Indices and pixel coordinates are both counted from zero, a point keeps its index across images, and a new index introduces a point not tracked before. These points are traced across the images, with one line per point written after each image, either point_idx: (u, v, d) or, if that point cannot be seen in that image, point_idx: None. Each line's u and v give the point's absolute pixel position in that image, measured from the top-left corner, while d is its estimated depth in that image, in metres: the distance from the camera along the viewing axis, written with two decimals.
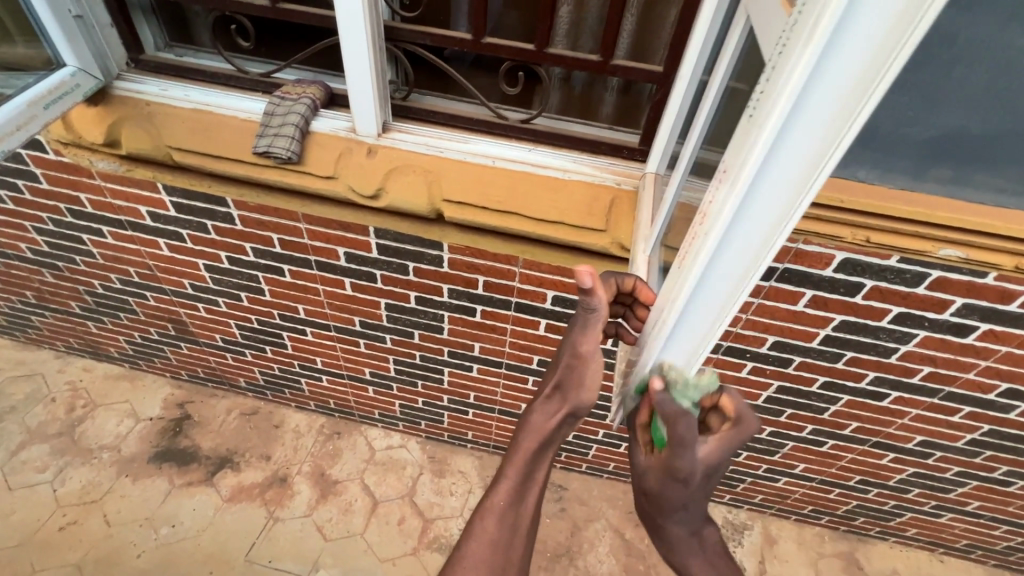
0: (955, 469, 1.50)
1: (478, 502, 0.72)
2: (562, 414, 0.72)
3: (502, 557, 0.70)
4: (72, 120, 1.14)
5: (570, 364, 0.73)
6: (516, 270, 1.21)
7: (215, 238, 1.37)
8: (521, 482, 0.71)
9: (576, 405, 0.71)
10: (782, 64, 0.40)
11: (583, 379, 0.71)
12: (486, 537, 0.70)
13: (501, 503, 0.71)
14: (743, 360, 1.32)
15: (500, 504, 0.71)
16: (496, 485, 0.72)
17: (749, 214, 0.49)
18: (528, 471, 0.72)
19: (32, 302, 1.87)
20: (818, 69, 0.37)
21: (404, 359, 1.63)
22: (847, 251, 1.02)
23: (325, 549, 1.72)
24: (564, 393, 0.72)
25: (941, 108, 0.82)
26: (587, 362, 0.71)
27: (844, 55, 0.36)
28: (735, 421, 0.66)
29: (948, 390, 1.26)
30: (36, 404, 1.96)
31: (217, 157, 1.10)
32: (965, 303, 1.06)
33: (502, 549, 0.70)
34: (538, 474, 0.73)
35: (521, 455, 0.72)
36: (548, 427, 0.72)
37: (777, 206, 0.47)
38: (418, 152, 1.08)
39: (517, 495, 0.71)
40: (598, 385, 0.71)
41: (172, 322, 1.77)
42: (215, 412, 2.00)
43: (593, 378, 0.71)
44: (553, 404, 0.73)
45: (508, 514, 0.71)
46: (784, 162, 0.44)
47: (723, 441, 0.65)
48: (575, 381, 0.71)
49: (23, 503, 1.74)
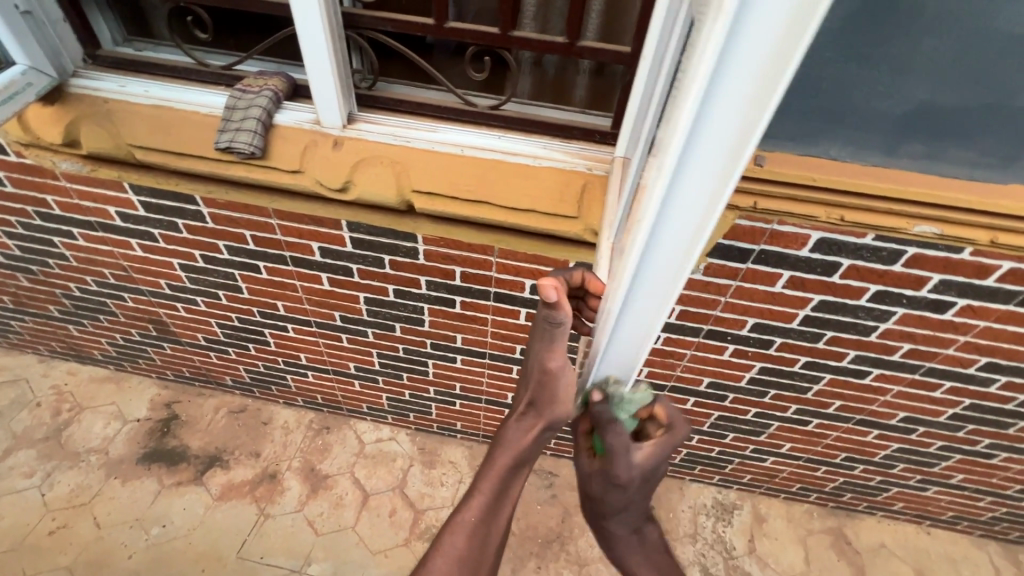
0: (938, 443, 1.51)
1: (449, 515, 0.68)
2: (539, 429, 0.68)
3: (471, 571, 0.67)
4: (29, 119, 1.11)
5: (541, 380, 0.67)
6: (492, 259, 1.19)
7: (187, 237, 1.35)
8: (491, 501, 0.68)
9: (553, 418, 0.68)
10: (692, 63, 0.38)
11: (558, 394, 0.67)
12: (452, 555, 0.67)
13: (472, 521, 0.67)
14: (724, 343, 1.32)
15: (471, 522, 0.67)
16: (465, 504, 0.68)
17: (672, 225, 0.47)
18: (501, 489, 0.68)
19: (11, 306, 1.85)
20: (724, 66, 0.35)
21: (388, 352, 1.62)
22: (822, 231, 1.01)
23: (316, 543, 1.73)
24: (538, 409, 0.69)
25: (912, 82, 0.80)
26: (558, 377, 0.66)
27: (743, 57, 0.34)
28: (668, 427, 0.72)
29: (929, 365, 1.26)
30: (21, 409, 1.95)
31: (180, 154, 1.07)
32: (942, 279, 1.05)
33: (471, 564, 0.67)
34: (514, 489, 0.69)
35: (493, 473, 0.68)
36: (525, 444, 0.68)
37: (694, 217, 0.46)
38: (385, 143, 1.06)
39: (489, 512, 0.67)
40: (571, 397, 0.67)
41: (153, 323, 1.75)
42: (203, 411, 1.99)
43: (567, 389, 0.67)
44: (528, 420, 0.69)
45: (478, 530, 0.67)
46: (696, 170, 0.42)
47: (659, 444, 0.71)
48: (547, 397, 0.67)
49: (12, 508, 1.74)
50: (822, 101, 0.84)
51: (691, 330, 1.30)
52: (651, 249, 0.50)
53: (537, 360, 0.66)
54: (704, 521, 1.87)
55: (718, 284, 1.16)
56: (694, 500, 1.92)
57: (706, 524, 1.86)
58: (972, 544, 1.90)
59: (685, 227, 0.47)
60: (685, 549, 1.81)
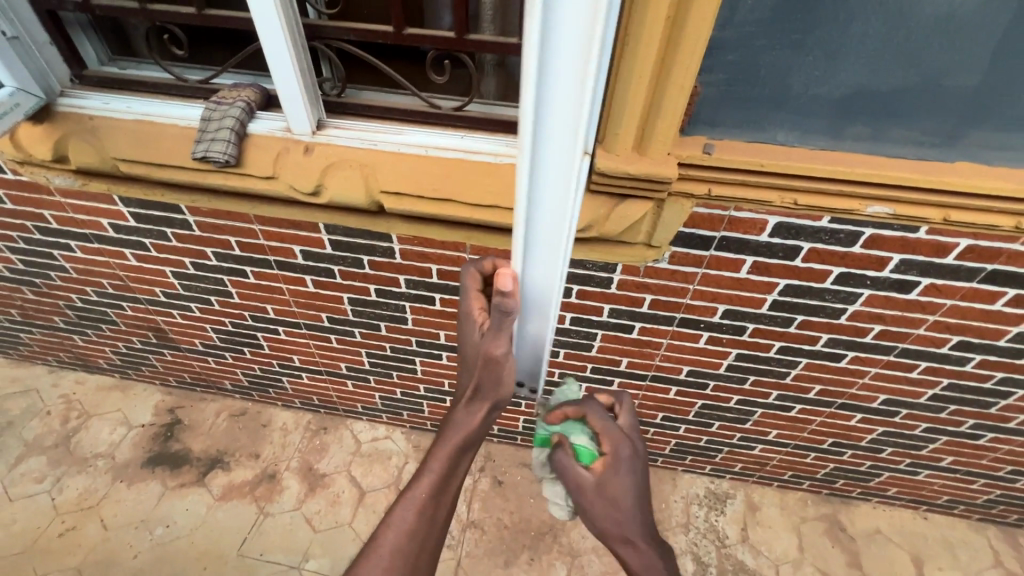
0: (923, 425, 1.52)
1: (400, 491, 0.71)
2: (485, 411, 0.72)
3: (417, 548, 0.70)
4: (21, 137, 1.18)
5: (486, 366, 0.70)
6: (465, 255, 1.23)
7: (177, 245, 1.41)
8: (441, 480, 0.71)
9: (498, 401, 0.72)
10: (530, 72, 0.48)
11: (499, 379, 0.70)
12: (402, 527, 0.70)
13: (422, 498, 0.70)
14: (698, 331, 1.34)
15: (420, 498, 0.70)
16: (415, 481, 0.71)
17: (544, 214, 0.56)
18: (450, 468, 0.71)
19: (19, 319, 1.93)
20: (546, 83, 0.46)
21: (376, 351, 1.66)
22: (779, 216, 1.03)
23: (314, 539, 1.77)
24: (483, 396, 0.72)
25: (847, 66, 0.82)
26: (501, 363, 0.68)
27: (559, 38, 0.42)
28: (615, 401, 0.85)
29: (902, 346, 1.27)
30: (32, 418, 2.03)
31: (161, 165, 1.14)
32: (903, 259, 1.07)
33: (419, 540, 0.70)
34: (460, 470, 0.73)
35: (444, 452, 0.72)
36: (472, 427, 0.72)
37: (558, 190, 0.54)
38: (353, 147, 1.11)
39: (437, 490, 0.70)
40: (514, 382, 0.70)
41: (153, 331, 1.82)
42: (205, 415, 2.05)
43: (509, 376, 0.70)
44: (474, 406, 0.72)
45: (429, 506, 0.70)
46: (550, 176, 0.53)
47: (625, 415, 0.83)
48: (490, 381, 0.70)
49: (24, 512, 1.81)
50: (763, 88, 0.87)
51: (664, 319, 1.32)
52: (532, 237, 0.59)
53: (482, 348, 0.68)
54: (697, 511, 1.89)
55: (685, 272, 1.18)
56: (686, 491, 1.94)
57: (698, 514, 1.88)
58: (970, 529, 1.89)
59: (554, 228, 0.57)
60: (677, 539, 1.83)
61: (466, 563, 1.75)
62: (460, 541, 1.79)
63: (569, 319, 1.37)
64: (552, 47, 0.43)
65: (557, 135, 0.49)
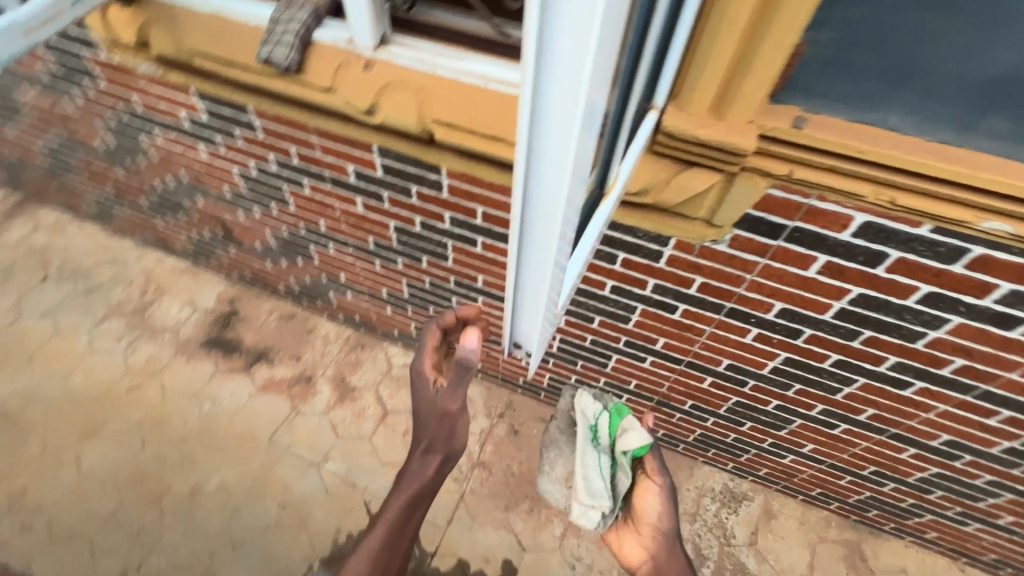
0: (987, 477, 1.35)
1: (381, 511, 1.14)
2: (432, 465, 1.11)
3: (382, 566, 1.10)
4: (111, 18, 1.22)
5: (442, 420, 1.07)
6: (512, 202, 1.18)
7: (243, 146, 1.45)
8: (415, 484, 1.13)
9: (448, 451, 1.10)
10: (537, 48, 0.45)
11: (456, 429, 1.09)
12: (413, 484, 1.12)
13: (391, 520, 1.13)
14: (747, 325, 1.23)
15: (390, 520, 1.12)
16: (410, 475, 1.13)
17: (540, 186, 0.56)
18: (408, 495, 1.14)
19: (113, 194, 2.12)
20: (545, 59, 0.43)
21: (416, 282, 1.68)
22: (868, 214, 0.89)
23: (336, 444, 1.90)
24: (436, 448, 1.10)
25: (1004, 42, 0.65)
26: (453, 417, 1.07)
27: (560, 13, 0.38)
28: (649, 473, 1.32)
29: (985, 388, 1.11)
30: (117, 284, 2.26)
31: (230, 63, 1.15)
32: (1013, 289, 0.90)
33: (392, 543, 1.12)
34: (416, 516, 1.15)
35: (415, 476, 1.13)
36: (421, 480, 1.11)
37: (554, 169, 0.53)
38: (412, 69, 1.05)
39: (401, 522, 1.13)
40: (461, 435, 1.09)
41: (221, 226, 1.94)
42: (259, 312, 2.21)
43: (459, 429, 1.09)
44: (426, 458, 1.11)
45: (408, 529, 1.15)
46: (547, 169, 0.53)
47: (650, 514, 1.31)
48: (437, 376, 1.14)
49: (100, 364, 2.05)
50: (885, 57, 0.72)
51: (711, 306, 1.22)
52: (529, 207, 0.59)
53: (443, 403, 1.07)
54: (707, 504, 1.83)
55: (744, 259, 1.07)
56: (702, 482, 1.88)
57: (708, 507, 1.83)
58: None
59: (550, 215, 0.59)
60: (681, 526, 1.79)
61: (469, 498, 1.81)
62: (467, 477, 1.85)
63: (609, 287, 1.30)
64: (552, 28, 0.40)
65: (555, 118, 0.47)
